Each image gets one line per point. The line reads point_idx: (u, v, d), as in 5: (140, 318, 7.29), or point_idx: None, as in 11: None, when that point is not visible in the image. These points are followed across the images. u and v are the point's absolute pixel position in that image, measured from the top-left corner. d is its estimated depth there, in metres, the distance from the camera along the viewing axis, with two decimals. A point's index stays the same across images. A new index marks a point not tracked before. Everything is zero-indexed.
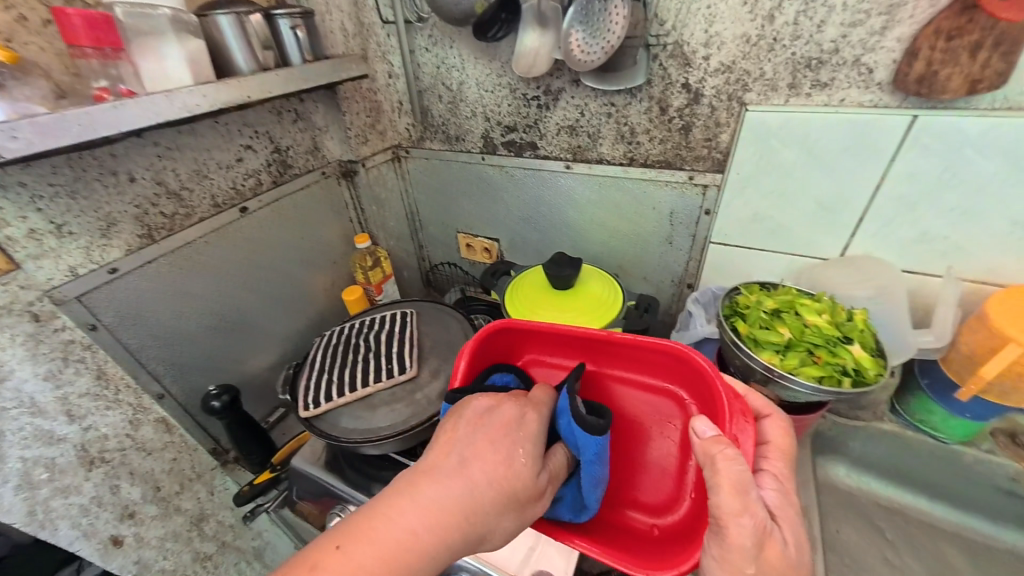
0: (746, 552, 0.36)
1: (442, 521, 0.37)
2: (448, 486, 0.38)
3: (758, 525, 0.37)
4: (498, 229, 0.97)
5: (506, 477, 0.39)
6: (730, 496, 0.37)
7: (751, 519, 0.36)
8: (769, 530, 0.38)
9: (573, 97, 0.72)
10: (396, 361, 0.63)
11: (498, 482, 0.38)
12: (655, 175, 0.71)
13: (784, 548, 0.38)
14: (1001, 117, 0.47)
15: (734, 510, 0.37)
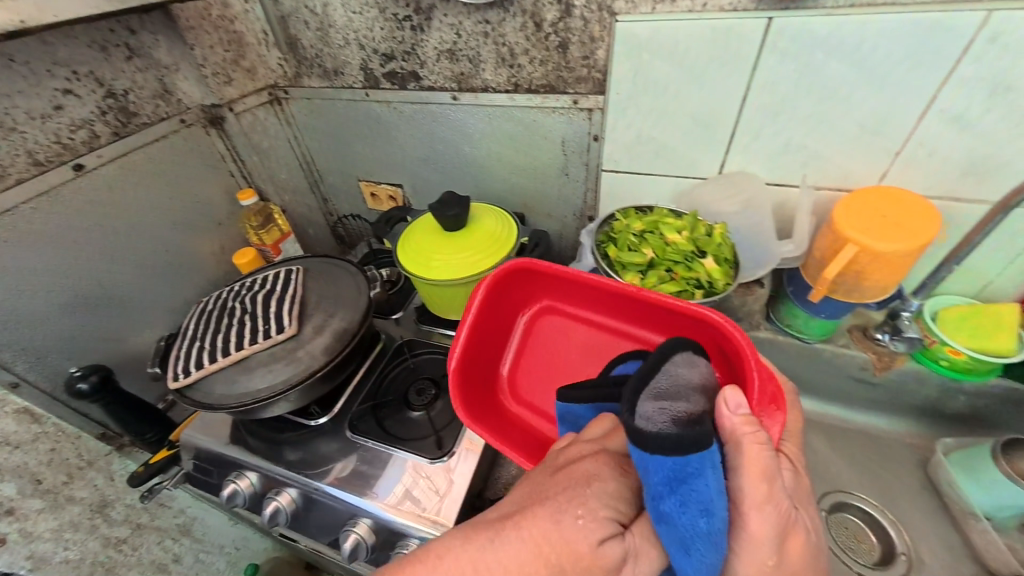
0: (768, 543, 0.31)
1: None
2: (502, 552, 0.33)
3: (781, 515, 0.31)
4: (398, 174, 0.91)
5: (546, 571, 0.32)
6: (756, 485, 0.30)
7: (775, 512, 0.31)
8: (792, 519, 0.32)
9: (446, 16, 0.65)
10: (273, 320, 0.59)
11: (549, 556, 0.32)
12: (541, 101, 0.67)
13: (805, 542, 0.33)
14: (847, 16, 0.46)
15: (761, 501, 0.31)
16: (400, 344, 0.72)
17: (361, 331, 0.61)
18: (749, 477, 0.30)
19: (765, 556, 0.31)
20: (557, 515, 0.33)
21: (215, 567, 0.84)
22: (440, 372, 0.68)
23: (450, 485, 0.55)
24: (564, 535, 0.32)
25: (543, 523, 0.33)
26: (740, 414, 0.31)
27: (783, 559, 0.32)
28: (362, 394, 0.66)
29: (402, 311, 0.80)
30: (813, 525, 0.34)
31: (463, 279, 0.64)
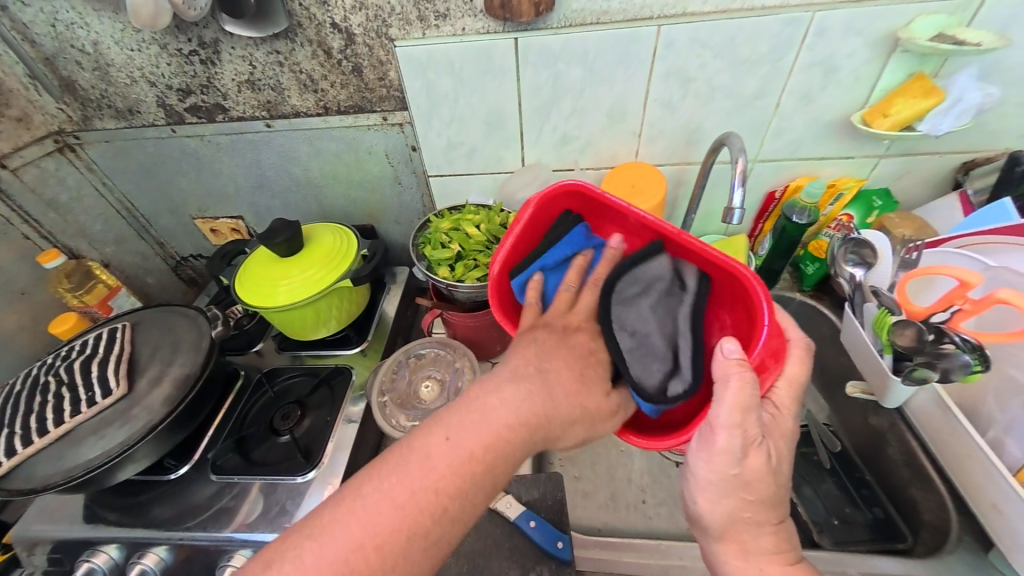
0: (729, 455, 0.37)
1: (530, 420, 0.36)
2: (539, 386, 0.37)
3: (748, 439, 0.37)
4: (234, 205, 0.88)
5: (539, 391, 0.37)
6: (733, 415, 0.36)
7: (741, 436, 0.36)
8: (757, 443, 0.38)
9: (234, 49, 0.65)
10: (97, 385, 0.57)
11: (578, 390, 0.38)
12: (354, 120, 0.71)
13: (765, 460, 0.38)
14: (569, 34, 0.58)
15: (732, 425, 0.36)
16: (260, 377, 0.72)
17: (204, 374, 0.61)
18: (729, 408, 0.36)
19: (723, 464, 0.38)
20: (539, 363, 0.39)
21: None
22: (304, 394, 0.70)
23: (307, 495, 0.59)
24: (544, 368, 0.38)
25: (532, 368, 0.38)
26: (732, 358, 0.37)
27: (744, 470, 0.38)
28: (224, 433, 0.66)
29: (263, 341, 0.80)
30: (779, 449, 0.40)
31: (305, 301, 0.67)
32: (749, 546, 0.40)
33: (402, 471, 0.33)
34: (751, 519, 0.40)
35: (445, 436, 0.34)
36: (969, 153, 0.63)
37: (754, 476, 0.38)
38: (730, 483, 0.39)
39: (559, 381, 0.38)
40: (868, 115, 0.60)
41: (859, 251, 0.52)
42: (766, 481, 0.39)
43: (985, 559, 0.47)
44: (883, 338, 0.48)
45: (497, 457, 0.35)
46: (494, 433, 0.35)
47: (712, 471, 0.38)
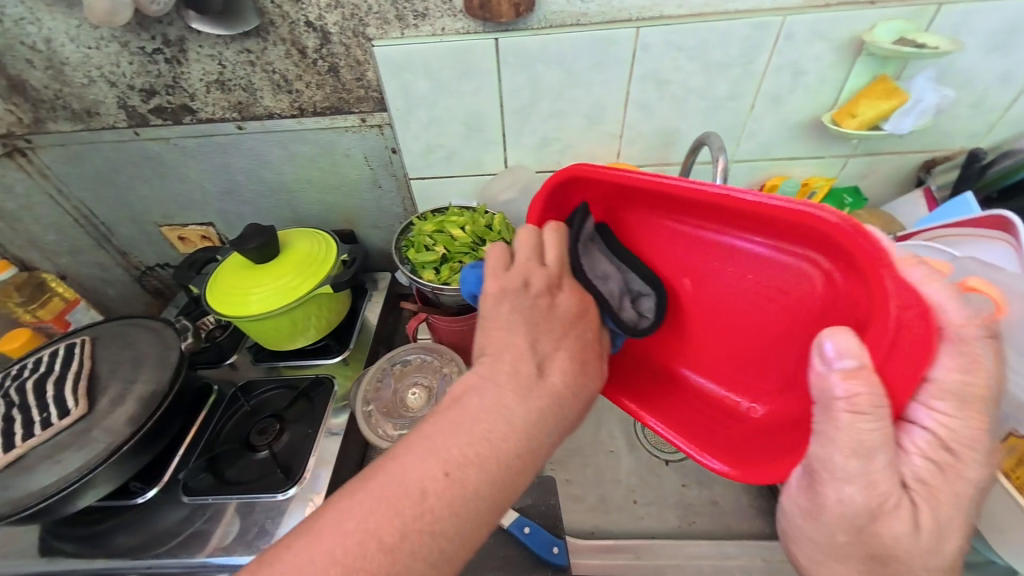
0: (849, 517, 0.33)
1: (526, 421, 0.35)
2: (518, 383, 0.36)
3: (876, 498, 0.32)
4: (203, 212, 0.84)
5: (534, 390, 0.37)
6: (851, 461, 0.31)
7: (864, 494, 0.32)
8: (894, 505, 0.33)
9: (201, 47, 0.62)
10: (53, 405, 0.53)
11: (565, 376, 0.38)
12: (330, 122, 0.69)
13: (910, 530, 0.33)
14: (549, 35, 0.58)
15: (852, 477, 0.32)
16: (234, 391, 0.68)
17: (172, 391, 0.57)
18: (842, 451, 0.31)
19: (835, 526, 0.35)
20: (536, 362, 0.38)
21: None
22: (282, 407, 0.66)
23: (290, 514, 0.56)
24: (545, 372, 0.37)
25: (524, 368, 0.37)
26: (831, 361, 0.30)
27: (871, 539, 0.34)
28: (197, 450, 0.62)
29: (236, 354, 0.76)
30: (937, 515, 0.33)
31: (282, 310, 0.64)
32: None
33: (397, 496, 0.32)
34: None
35: (442, 471, 0.33)
36: (927, 152, 0.67)
37: (891, 546, 0.33)
38: (854, 547, 0.35)
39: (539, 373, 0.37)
40: (836, 116, 0.62)
41: None
42: (915, 555, 0.33)
43: (963, 539, 0.49)
44: None
45: (505, 461, 0.34)
46: (493, 445, 0.34)
47: (821, 532, 0.36)
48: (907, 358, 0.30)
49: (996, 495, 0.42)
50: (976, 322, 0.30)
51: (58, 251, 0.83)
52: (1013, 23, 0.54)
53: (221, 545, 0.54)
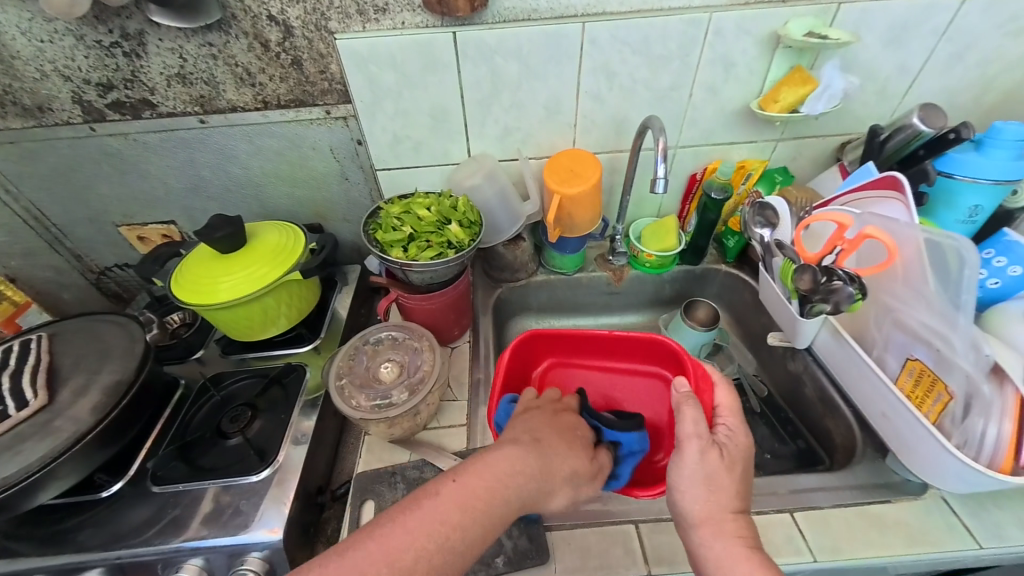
0: (693, 454, 0.45)
1: (524, 473, 0.42)
2: (528, 447, 0.44)
3: (704, 445, 0.45)
4: (164, 209, 0.83)
5: (536, 453, 0.43)
6: (689, 423, 0.46)
7: (696, 440, 0.45)
8: (712, 445, 0.46)
9: (162, 41, 0.63)
10: (11, 398, 0.52)
11: (565, 451, 0.45)
12: (295, 115, 0.71)
13: (722, 458, 0.45)
14: (502, 29, 0.62)
15: (689, 434, 0.46)
16: (202, 383, 0.68)
17: (138, 379, 0.57)
18: (688, 418, 0.46)
19: (690, 463, 0.45)
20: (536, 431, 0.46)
21: None
22: (254, 396, 0.66)
23: (273, 492, 0.56)
24: (540, 438, 0.45)
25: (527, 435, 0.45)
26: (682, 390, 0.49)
27: (707, 465, 0.44)
28: (167, 440, 0.61)
29: (204, 348, 0.75)
30: (736, 458, 0.46)
31: (252, 296, 0.64)
32: (721, 529, 0.43)
33: (422, 500, 0.39)
34: (717, 506, 0.43)
35: (452, 480, 0.40)
36: (842, 135, 0.76)
37: (716, 471, 0.44)
38: (697, 475, 0.44)
39: (550, 444, 0.45)
40: (762, 102, 0.69)
41: (764, 214, 0.60)
42: (728, 482, 0.44)
43: (884, 464, 0.55)
44: (789, 284, 0.56)
45: (499, 502, 0.40)
46: (498, 486, 0.40)
47: (686, 466, 0.45)
48: (703, 385, 0.53)
49: (904, 415, 0.48)
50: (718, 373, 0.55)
51: None
52: (900, 18, 0.63)
53: (196, 530, 0.53)
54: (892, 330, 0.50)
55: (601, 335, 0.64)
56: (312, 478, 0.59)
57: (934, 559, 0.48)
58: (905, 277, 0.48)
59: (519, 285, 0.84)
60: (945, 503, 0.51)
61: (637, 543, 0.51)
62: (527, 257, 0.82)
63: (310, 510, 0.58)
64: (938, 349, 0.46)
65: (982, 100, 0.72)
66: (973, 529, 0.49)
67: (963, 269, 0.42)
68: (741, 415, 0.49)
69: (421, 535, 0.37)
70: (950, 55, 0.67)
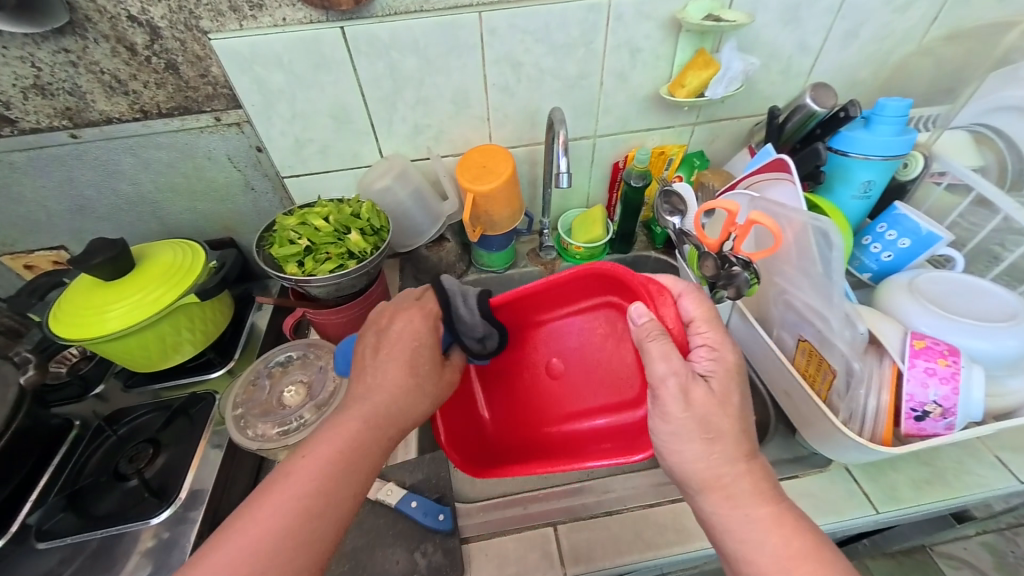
0: (675, 398, 0.41)
1: (372, 415, 0.42)
2: (367, 395, 0.43)
3: (682, 380, 0.42)
4: (49, 234, 0.75)
5: (373, 401, 0.42)
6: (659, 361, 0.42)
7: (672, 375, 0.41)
8: (693, 381, 0.42)
9: (6, 48, 0.56)
10: None
11: (400, 378, 0.44)
12: (181, 123, 0.66)
13: (707, 393, 0.42)
14: (393, 22, 0.59)
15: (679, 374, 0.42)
16: (98, 423, 0.62)
17: (9, 429, 0.52)
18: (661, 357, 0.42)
19: (678, 414, 0.42)
20: (373, 369, 0.44)
21: None
22: (156, 430, 0.62)
23: (185, 530, 0.52)
24: (368, 378, 0.44)
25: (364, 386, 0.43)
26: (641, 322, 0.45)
27: (694, 409, 0.41)
28: (57, 487, 0.56)
29: (104, 383, 0.69)
30: (724, 386, 0.43)
31: (142, 325, 0.59)
32: (732, 490, 0.41)
33: (275, 489, 0.38)
34: (725, 461, 0.41)
35: (304, 456, 0.39)
36: (754, 116, 0.76)
37: (706, 411, 0.41)
38: (687, 425, 0.41)
39: (382, 382, 0.43)
40: (670, 88, 0.69)
41: (669, 201, 0.60)
42: (726, 421, 0.41)
43: (793, 439, 0.57)
44: (697, 271, 0.57)
45: (353, 449, 0.41)
46: (348, 439, 0.41)
47: (669, 422, 0.42)
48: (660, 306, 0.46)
49: (800, 394, 0.49)
50: (677, 284, 0.49)
51: None
52: None
53: None
54: (785, 310, 0.52)
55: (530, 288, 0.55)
56: (222, 511, 0.56)
57: (836, 527, 0.50)
58: (792, 258, 0.49)
59: None
60: (847, 472, 0.53)
61: (555, 545, 0.50)
62: (453, 259, 0.79)
63: None
64: (819, 327, 0.47)
65: (880, 74, 0.75)
66: (870, 494, 0.51)
67: (830, 253, 0.43)
68: (719, 326, 0.45)
69: (282, 524, 0.36)
70: (845, 33, 0.68)
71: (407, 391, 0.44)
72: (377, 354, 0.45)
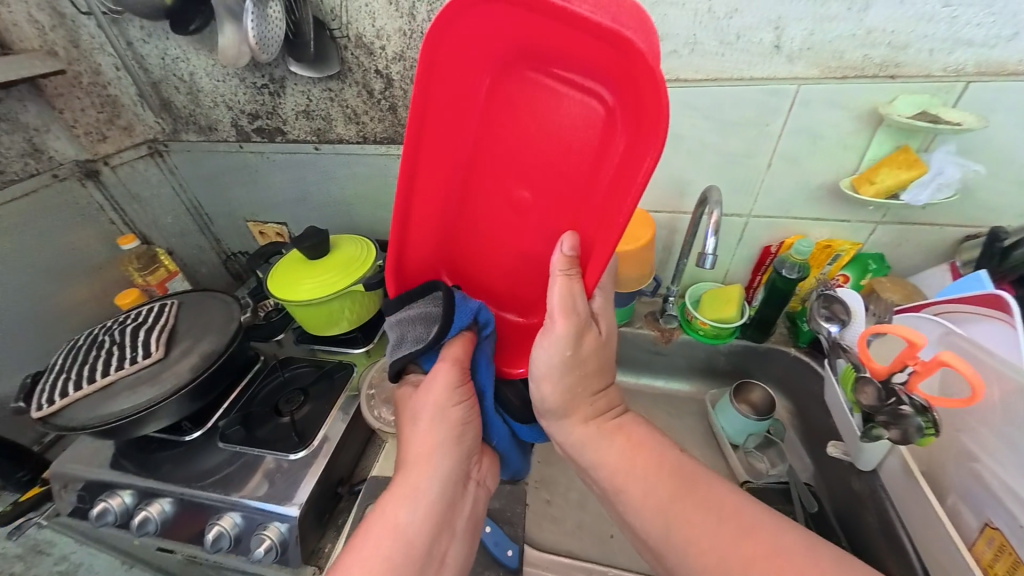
0: (567, 338, 0.43)
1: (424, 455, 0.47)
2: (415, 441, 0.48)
3: (579, 322, 0.43)
4: (279, 212, 1.00)
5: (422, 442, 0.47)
6: (562, 296, 0.43)
7: (574, 320, 0.43)
8: (587, 326, 0.44)
9: (297, 85, 0.78)
10: (141, 347, 0.66)
11: (432, 420, 0.48)
12: (386, 150, 0.82)
13: (596, 337, 0.46)
14: None
15: (566, 309, 0.43)
16: (274, 363, 0.81)
17: (227, 351, 0.69)
18: (559, 294, 0.43)
19: (559, 348, 0.44)
20: (416, 416, 0.48)
21: None
22: (308, 383, 0.77)
23: (309, 473, 0.64)
24: (414, 425, 0.48)
25: (412, 432, 0.48)
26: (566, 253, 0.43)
27: (578, 351, 0.44)
28: (238, 405, 0.74)
29: (284, 332, 0.88)
30: (607, 328, 0.48)
31: (322, 300, 0.74)
32: (589, 414, 0.48)
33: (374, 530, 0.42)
34: (584, 389, 0.47)
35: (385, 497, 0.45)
36: (965, 226, 0.64)
37: (585, 354, 0.45)
38: (566, 362, 0.44)
39: (421, 429, 0.48)
40: (855, 181, 0.62)
41: (830, 308, 0.55)
42: (598, 353, 0.46)
43: None
44: (852, 395, 0.51)
45: (418, 484, 0.45)
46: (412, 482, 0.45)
47: (548, 350, 0.44)
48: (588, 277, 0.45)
49: None
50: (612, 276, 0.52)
51: (171, 232, 1.02)
52: None
53: (237, 488, 0.63)
54: (974, 480, 0.43)
55: (558, 37, 0.37)
56: (335, 470, 0.67)
57: None
58: (993, 421, 0.42)
59: None
60: None
61: None
62: None
63: (329, 497, 0.65)
64: (1016, 516, 0.39)
65: None
66: None
67: None
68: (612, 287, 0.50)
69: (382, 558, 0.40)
70: None
71: (437, 425, 0.47)
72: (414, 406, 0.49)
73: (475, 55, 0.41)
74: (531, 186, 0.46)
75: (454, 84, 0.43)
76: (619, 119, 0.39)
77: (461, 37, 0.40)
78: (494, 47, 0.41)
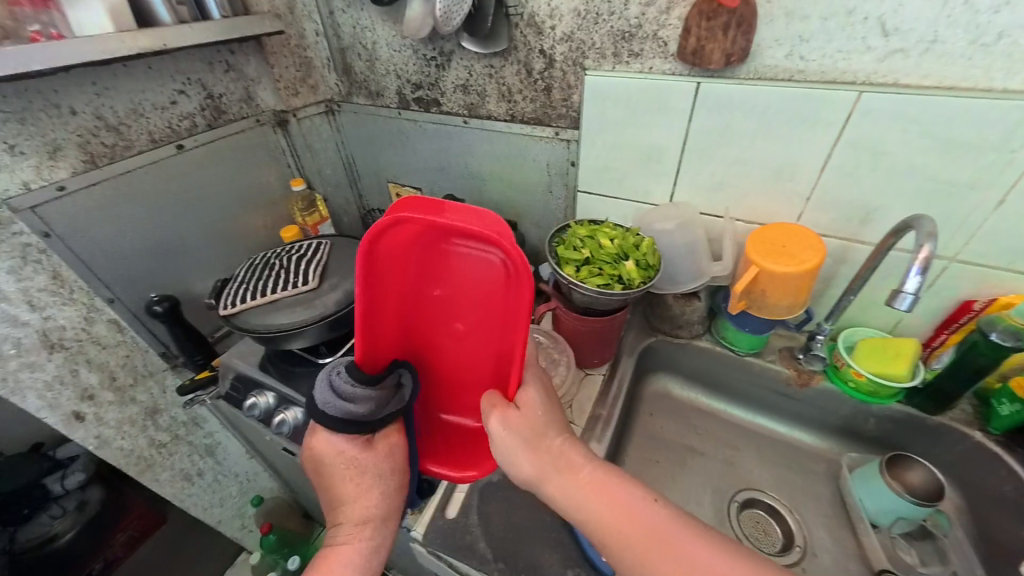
0: (521, 425, 0.44)
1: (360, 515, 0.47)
2: (364, 500, 0.48)
3: (513, 413, 0.45)
4: (418, 178, 1.08)
5: (355, 502, 0.48)
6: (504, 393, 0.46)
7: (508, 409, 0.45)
8: (524, 405, 0.46)
9: (462, 60, 0.82)
10: (301, 276, 0.77)
11: (355, 481, 0.48)
12: (530, 131, 0.83)
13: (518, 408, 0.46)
14: (752, 86, 0.59)
15: (501, 404, 0.45)
16: None
17: None
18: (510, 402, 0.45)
19: (510, 431, 0.44)
20: (369, 474, 0.48)
21: (229, 490, 1.10)
22: None
23: None
24: (362, 483, 0.48)
25: (361, 488, 0.48)
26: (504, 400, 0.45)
27: (528, 427, 0.45)
28: None
29: None
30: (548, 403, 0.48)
31: None
32: (558, 463, 0.43)
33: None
34: (550, 449, 0.44)
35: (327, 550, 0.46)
36: None
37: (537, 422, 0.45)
38: (524, 436, 0.44)
39: (354, 491, 0.48)
40: None
41: None
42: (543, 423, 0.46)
43: None
44: None
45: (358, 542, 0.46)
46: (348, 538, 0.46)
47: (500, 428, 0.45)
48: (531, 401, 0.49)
49: None
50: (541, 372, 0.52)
51: (328, 182, 1.16)
52: None
53: None
54: None
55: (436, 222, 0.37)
56: None
57: None
58: None
59: (676, 342, 0.78)
60: None
61: None
62: (693, 316, 0.74)
63: None
64: None
65: None
66: None
67: None
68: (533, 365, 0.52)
69: None
70: None
71: (369, 487, 0.48)
72: (349, 466, 0.48)
73: (393, 251, 0.40)
74: (466, 321, 0.46)
75: (385, 269, 0.42)
76: (514, 285, 0.40)
77: (385, 242, 0.40)
78: (416, 234, 0.40)
